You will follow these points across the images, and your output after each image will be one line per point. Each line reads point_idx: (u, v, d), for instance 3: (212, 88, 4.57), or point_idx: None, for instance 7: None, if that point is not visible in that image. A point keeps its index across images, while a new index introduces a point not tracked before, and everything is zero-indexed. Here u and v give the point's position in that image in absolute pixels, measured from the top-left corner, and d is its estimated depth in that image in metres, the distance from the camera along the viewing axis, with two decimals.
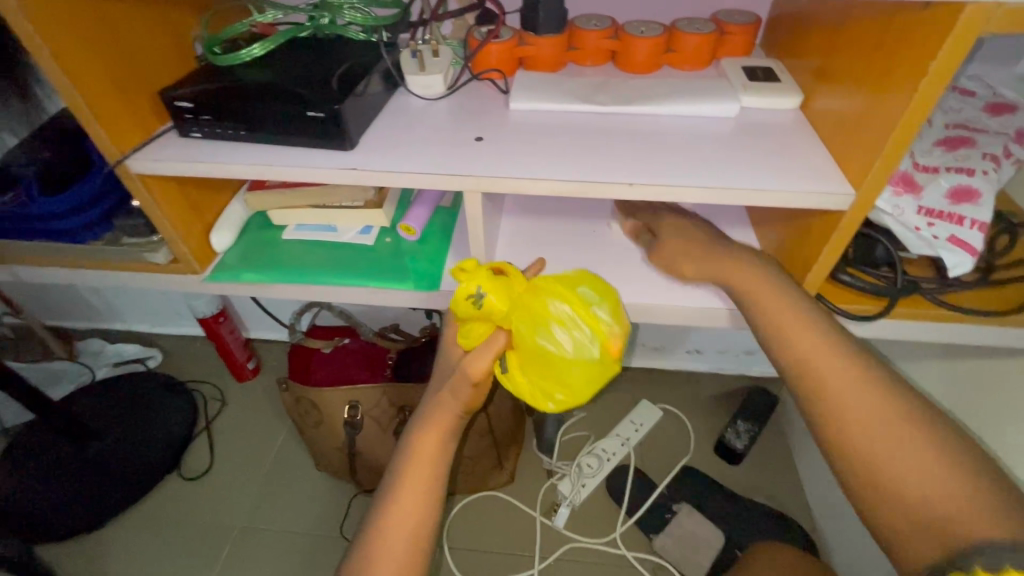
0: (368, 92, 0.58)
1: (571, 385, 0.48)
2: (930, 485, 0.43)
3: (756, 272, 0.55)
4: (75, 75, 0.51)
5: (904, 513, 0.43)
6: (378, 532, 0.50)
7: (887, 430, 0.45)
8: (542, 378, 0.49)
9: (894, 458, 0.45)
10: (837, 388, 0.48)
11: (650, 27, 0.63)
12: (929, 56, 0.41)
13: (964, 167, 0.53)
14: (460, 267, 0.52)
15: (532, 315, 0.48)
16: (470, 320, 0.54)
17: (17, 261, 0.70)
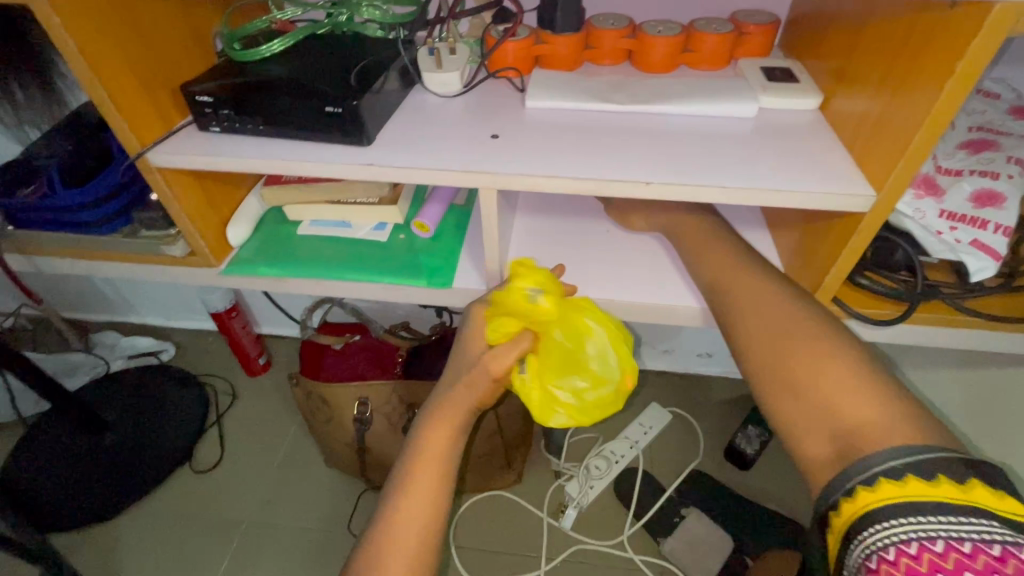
0: (385, 89, 0.58)
1: (587, 400, 0.56)
2: (842, 396, 0.41)
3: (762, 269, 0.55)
4: (100, 68, 0.52)
5: (813, 425, 0.41)
6: (388, 526, 0.50)
7: (805, 347, 0.44)
8: (562, 391, 0.56)
9: (808, 374, 0.43)
10: (760, 316, 0.48)
11: (667, 27, 0.63)
12: (956, 55, 0.41)
13: (988, 170, 0.52)
14: (520, 264, 0.57)
15: (575, 330, 0.56)
16: (501, 314, 0.55)
17: (38, 252, 0.71)
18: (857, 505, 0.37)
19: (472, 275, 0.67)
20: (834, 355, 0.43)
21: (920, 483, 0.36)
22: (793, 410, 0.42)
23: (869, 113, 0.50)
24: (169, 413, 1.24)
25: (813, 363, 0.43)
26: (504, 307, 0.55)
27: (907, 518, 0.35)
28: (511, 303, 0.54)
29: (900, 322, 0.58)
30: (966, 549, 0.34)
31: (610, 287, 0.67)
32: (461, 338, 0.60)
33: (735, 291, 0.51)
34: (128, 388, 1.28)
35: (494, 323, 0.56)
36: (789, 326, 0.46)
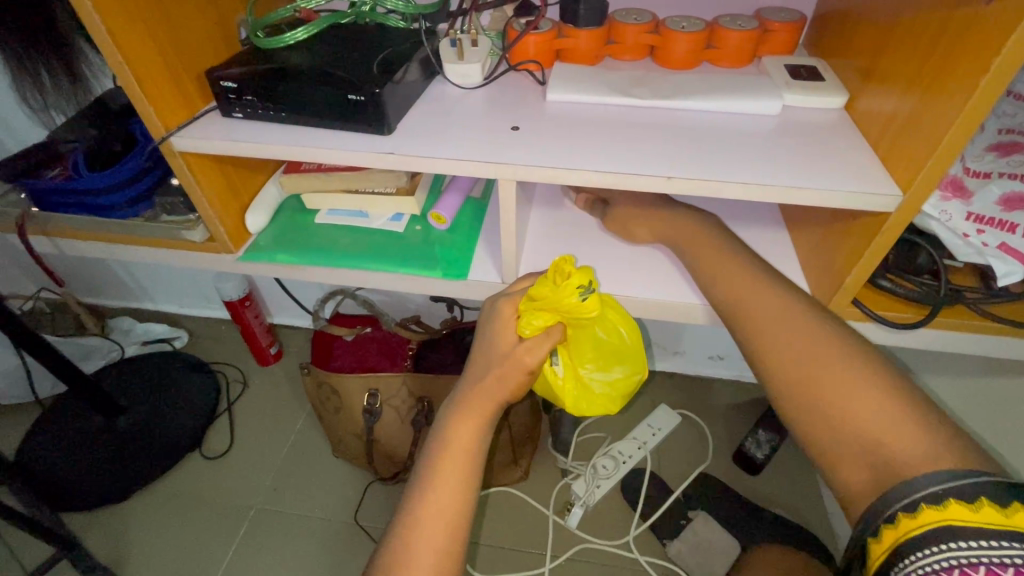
0: (407, 79, 0.58)
1: (596, 391, 0.65)
2: (874, 416, 0.41)
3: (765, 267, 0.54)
4: (128, 53, 0.52)
5: (841, 441, 0.42)
6: (413, 517, 0.50)
7: (822, 362, 0.44)
8: (577, 381, 0.64)
9: (836, 392, 0.43)
10: (774, 331, 0.48)
11: (691, 23, 0.62)
12: (992, 53, 0.40)
13: (1019, 173, 0.51)
14: (569, 259, 0.56)
15: (608, 328, 0.62)
16: (538, 307, 0.56)
17: (61, 234, 0.72)
18: (899, 532, 0.38)
19: (487, 267, 0.67)
20: (851, 368, 0.43)
21: (962, 508, 0.36)
22: (818, 428, 0.43)
23: (897, 112, 0.50)
24: (183, 399, 1.25)
25: (831, 378, 0.44)
26: (543, 305, 0.55)
27: (947, 544, 0.36)
28: (549, 299, 0.54)
29: (921, 325, 0.57)
30: (1010, 575, 0.34)
31: (625, 283, 0.67)
32: (483, 332, 0.60)
33: (746, 303, 0.51)
34: (142, 373, 1.30)
35: (529, 315, 0.56)
36: (805, 342, 0.46)
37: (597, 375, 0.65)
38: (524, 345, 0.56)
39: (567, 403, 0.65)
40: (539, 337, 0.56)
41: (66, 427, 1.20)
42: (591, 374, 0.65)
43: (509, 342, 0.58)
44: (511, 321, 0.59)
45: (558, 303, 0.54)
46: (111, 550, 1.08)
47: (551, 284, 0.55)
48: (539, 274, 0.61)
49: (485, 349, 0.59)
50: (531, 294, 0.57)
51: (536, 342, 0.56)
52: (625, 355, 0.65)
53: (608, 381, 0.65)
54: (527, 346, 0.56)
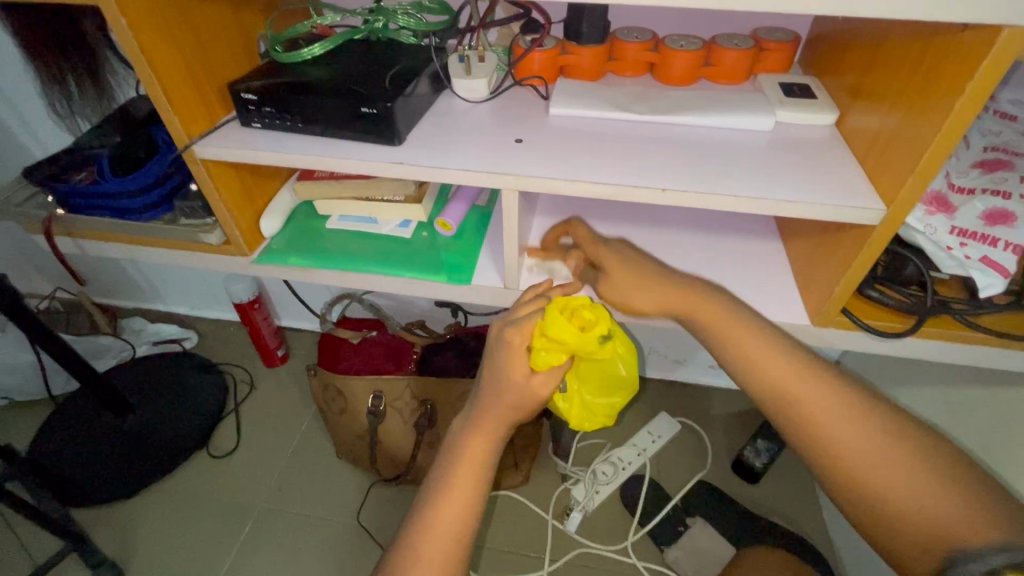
0: (417, 93, 0.61)
1: (596, 411, 0.68)
2: (911, 487, 0.48)
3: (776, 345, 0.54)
4: (156, 66, 0.56)
5: (893, 524, 0.49)
6: (424, 517, 0.53)
7: (880, 455, 0.50)
8: (581, 404, 0.67)
9: (880, 470, 0.49)
10: (833, 429, 0.51)
11: (690, 42, 0.65)
12: (967, 76, 0.42)
13: (1001, 190, 0.53)
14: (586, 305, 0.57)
15: (612, 361, 0.64)
16: (551, 342, 0.54)
17: (83, 235, 0.75)
18: None
19: (490, 273, 0.69)
20: (888, 448, 0.50)
21: None
22: (881, 511, 0.49)
23: (883, 131, 0.52)
24: (192, 399, 1.28)
25: (870, 453, 0.50)
26: (560, 343, 0.54)
27: None
28: (570, 339, 0.54)
29: (908, 335, 0.59)
30: None
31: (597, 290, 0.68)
32: (491, 361, 0.58)
33: (806, 407, 0.52)
34: (152, 373, 1.33)
35: (542, 350, 0.55)
36: (858, 436, 0.50)
37: (598, 398, 0.68)
38: (534, 378, 0.56)
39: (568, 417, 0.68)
40: (549, 370, 0.56)
41: (78, 424, 1.23)
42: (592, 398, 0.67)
43: (519, 372, 0.56)
44: (520, 349, 0.57)
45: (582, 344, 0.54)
46: (119, 545, 1.10)
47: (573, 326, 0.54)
48: (536, 301, 0.60)
49: (491, 379, 0.58)
50: (541, 325, 0.55)
51: (548, 376, 0.56)
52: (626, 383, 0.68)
53: (608, 403, 0.68)
54: (541, 379, 0.56)
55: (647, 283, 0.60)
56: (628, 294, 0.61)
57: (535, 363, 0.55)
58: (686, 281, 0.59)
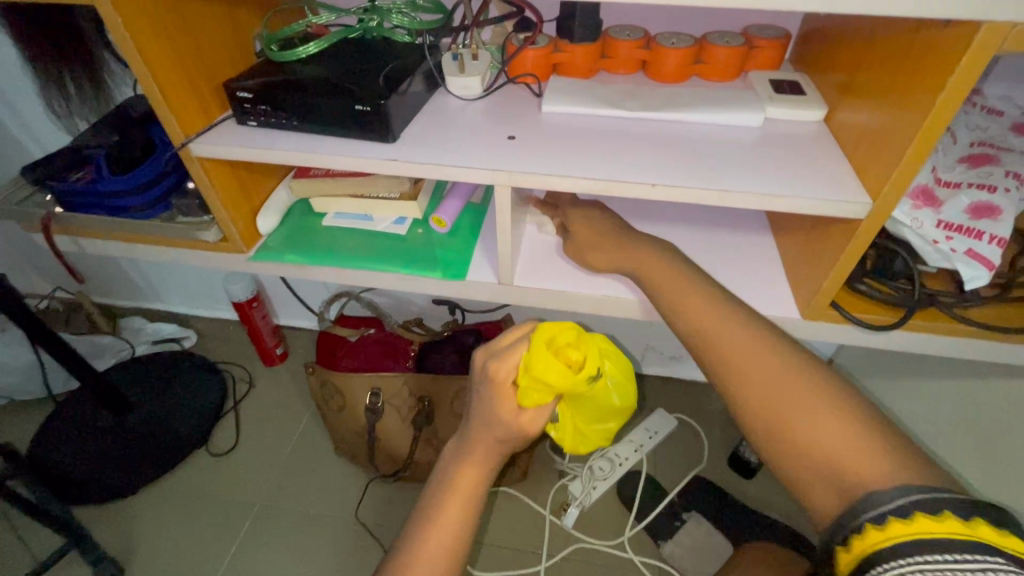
0: (410, 91, 0.62)
1: (591, 438, 0.69)
2: (824, 429, 0.43)
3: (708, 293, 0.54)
4: (153, 65, 0.56)
5: (801, 460, 0.44)
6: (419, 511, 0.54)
7: (796, 395, 0.45)
8: (578, 435, 0.68)
9: (796, 410, 0.45)
10: (749, 367, 0.48)
11: (681, 39, 0.66)
12: (949, 70, 0.43)
13: (986, 184, 0.54)
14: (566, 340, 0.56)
15: (608, 393, 0.65)
16: (537, 383, 0.53)
17: (81, 234, 0.76)
18: (866, 544, 0.39)
19: (485, 269, 0.70)
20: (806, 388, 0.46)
21: (928, 521, 0.37)
22: (792, 456, 0.44)
23: (869, 126, 0.53)
24: (191, 398, 1.29)
25: (788, 392, 0.46)
26: (548, 386, 0.53)
27: (915, 557, 0.37)
28: (556, 382, 0.53)
29: (896, 328, 0.59)
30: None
31: (569, 282, 0.69)
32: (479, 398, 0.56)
33: (727, 349, 0.50)
34: (151, 372, 1.33)
35: (528, 390, 0.54)
36: (776, 375, 0.47)
37: (593, 427, 0.68)
38: (524, 414, 0.56)
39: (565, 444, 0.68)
40: (538, 406, 0.56)
41: (78, 423, 1.24)
42: (589, 428, 0.68)
43: (509, 409, 0.55)
44: (507, 385, 0.55)
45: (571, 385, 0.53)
46: (119, 542, 1.11)
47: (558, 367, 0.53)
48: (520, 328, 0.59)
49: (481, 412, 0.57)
50: (525, 365, 0.54)
51: (537, 410, 0.56)
52: (619, 410, 0.69)
53: (602, 430, 0.69)
54: (529, 415, 0.56)
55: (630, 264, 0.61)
56: (612, 273, 0.63)
57: (522, 400, 0.55)
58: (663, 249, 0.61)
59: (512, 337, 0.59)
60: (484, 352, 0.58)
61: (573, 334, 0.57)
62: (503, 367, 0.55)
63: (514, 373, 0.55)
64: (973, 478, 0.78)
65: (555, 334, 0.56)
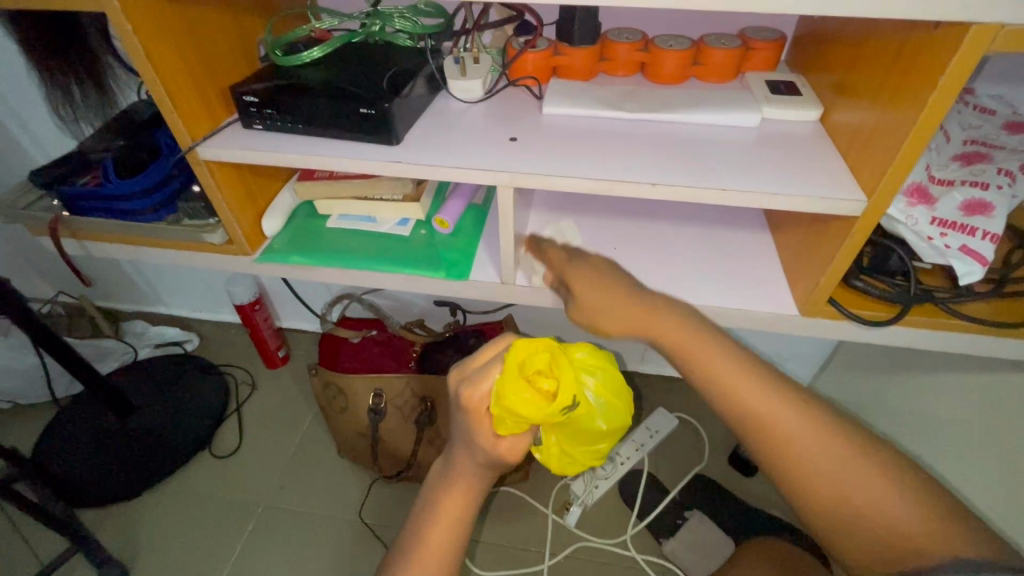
0: (413, 94, 0.63)
1: (581, 461, 0.62)
2: (871, 497, 0.47)
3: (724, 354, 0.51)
4: (160, 70, 0.57)
5: (856, 531, 0.47)
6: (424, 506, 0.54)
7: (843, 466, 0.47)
8: (563, 457, 0.61)
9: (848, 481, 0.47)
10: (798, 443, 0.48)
11: (679, 41, 0.67)
12: (940, 69, 0.44)
13: (979, 181, 0.55)
14: (540, 362, 0.51)
15: (586, 417, 0.57)
16: (506, 413, 0.49)
17: (87, 237, 0.77)
18: None
19: (487, 268, 0.71)
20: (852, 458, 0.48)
21: None
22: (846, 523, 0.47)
23: (864, 125, 0.54)
24: (195, 400, 1.30)
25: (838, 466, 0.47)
26: (522, 417, 0.48)
27: None
28: (524, 411, 0.48)
29: (892, 323, 0.60)
30: None
31: None
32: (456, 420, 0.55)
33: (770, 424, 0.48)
34: (154, 375, 1.34)
35: (500, 418, 0.50)
36: (822, 448, 0.48)
37: (582, 451, 0.60)
38: (502, 442, 0.53)
39: (550, 466, 0.61)
40: (515, 435, 0.52)
41: (81, 426, 1.25)
42: (576, 450, 0.60)
43: (486, 435, 0.53)
44: (482, 412, 0.53)
45: (547, 414, 0.48)
46: (123, 544, 1.12)
47: (526, 395, 0.48)
48: (501, 354, 0.56)
49: (463, 435, 0.55)
50: (496, 393, 0.50)
51: (516, 437, 0.53)
52: (609, 432, 0.60)
53: (592, 453, 0.61)
54: (508, 444, 0.53)
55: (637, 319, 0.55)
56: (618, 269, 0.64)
57: (497, 427, 0.51)
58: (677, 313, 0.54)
59: (486, 359, 0.56)
60: (456, 376, 0.57)
61: (548, 359, 0.51)
62: (477, 393, 0.52)
63: (488, 398, 0.52)
64: (970, 472, 0.79)
65: (528, 357, 0.51)
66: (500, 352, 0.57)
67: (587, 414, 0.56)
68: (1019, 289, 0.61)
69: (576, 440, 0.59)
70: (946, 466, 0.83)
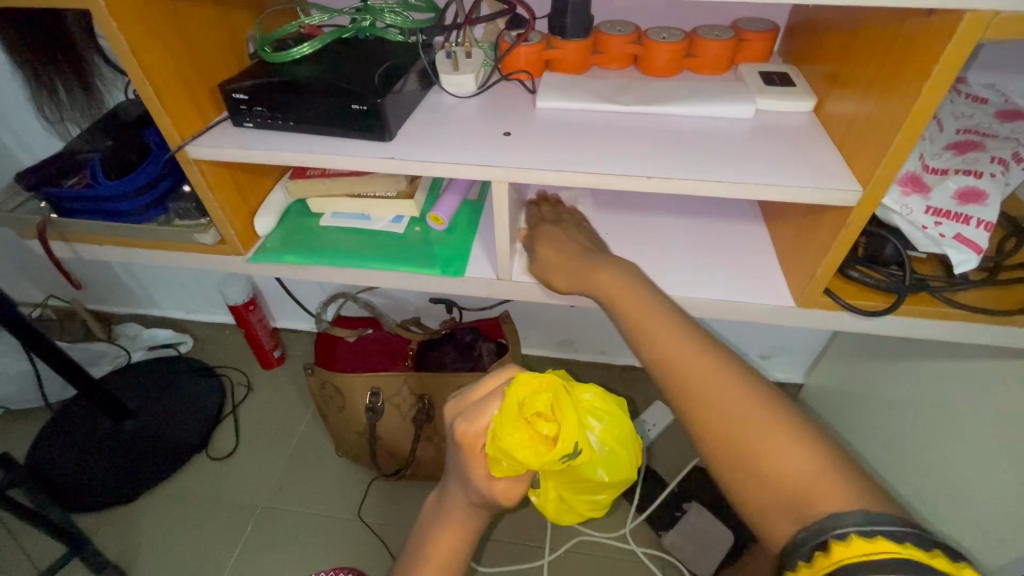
0: (405, 90, 0.62)
1: (574, 509, 0.62)
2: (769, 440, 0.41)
3: (641, 296, 0.53)
4: (148, 69, 0.56)
5: (759, 489, 0.40)
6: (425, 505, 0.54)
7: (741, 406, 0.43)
8: (557, 503, 0.61)
9: (746, 421, 0.42)
10: (700, 376, 0.45)
11: (671, 34, 0.66)
12: (934, 57, 0.44)
13: (973, 170, 0.55)
14: (542, 405, 0.49)
15: (587, 468, 0.57)
16: (505, 457, 0.48)
17: (76, 239, 0.76)
18: (830, 559, 0.36)
19: (483, 264, 0.71)
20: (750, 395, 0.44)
21: (888, 543, 0.35)
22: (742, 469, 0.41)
23: (858, 114, 0.54)
24: (190, 402, 1.29)
25: (735, 402, 0.43)
26: (518, 461, 0.48)
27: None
28: (522, 456, 0.47)
29: (887, 313, 0.61)
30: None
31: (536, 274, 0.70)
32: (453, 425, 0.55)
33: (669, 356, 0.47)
34: (149, 378, 1.33)
35: (496, 459, 0.49)
36: (724, 384, 0.45)
37: (577, 499, 0.61)
38: (497, 482, 0.53)
39: (548, 511, 0.62)
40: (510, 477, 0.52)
41: (75, 430, 1.23)
42: (571, 498, 0.61)
43: (481, 474, 0.53)
44: (478, 448, 0.52)
45: (545, 459, 0.47)
46: (121, 548, 1.11)
47: (528, 443, 0.48)
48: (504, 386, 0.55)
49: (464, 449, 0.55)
50: (494, 432, 0.49)
51: (512, 480, 0.53)
52: (608, 484, 0.61)
53: (587, 502, 0.62)
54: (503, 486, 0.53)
55: (580, 273, 0.59)
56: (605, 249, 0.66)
57: (493, 469, 0.50)
58: (619, 266, 0.58)
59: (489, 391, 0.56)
60: (455, 407, 0.57)
61: (551, 404, 0.50)
62: (473, 428, 0.52)
63: (484, 434, 0.52)
64: (966, 459, 0.79)
65: (529, 396, 0.49)
66: (502, 384, 0.56)
67: (588, 463, 0.57)
68: (1013, 278, 0.61)
69: (576, 486, 0.60)
70: (943, 453, 0.84)
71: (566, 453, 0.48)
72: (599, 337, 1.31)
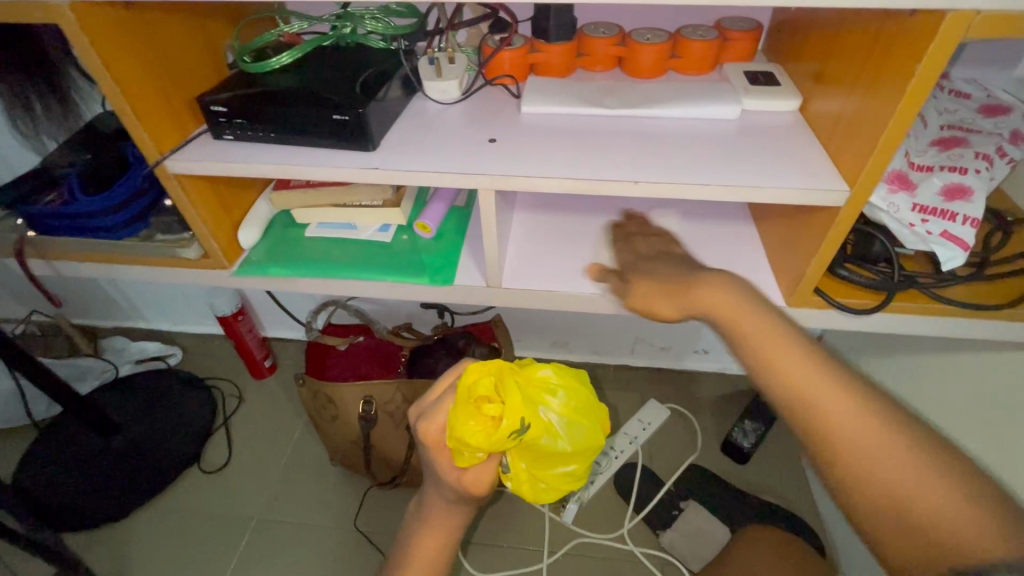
0: (388, 98, 0.61)
1: (549, 485, 0.55)
2: (919, 488, 0.39)
3: (762, 319, 0.46)
4: (123, 82, 0.55)
5: (906, 541, 0.39)
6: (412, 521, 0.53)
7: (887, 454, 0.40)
8: (527, 480, 0.55)
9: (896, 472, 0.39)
10: (839, 418, 0.41)
11: (655, 35, 0.66)
12: (916, 58, 0.44)
13: (957, 166, 0.55)
14: (486, 385, 0.49)
15: (543, 436, 0.52)
16: (462, 446, 0.48)
17: (55, 257, 0.74)
18: None
19: (472, 271, 0.70)
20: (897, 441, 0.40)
21: None
22: (886, 519, 0.39)
23: (843, 112, 0.54)
24: (180, 416, 1.27)
25: (882, 450, 0.40)
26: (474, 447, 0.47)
27: None
28: (475, 439, 0.47)
29: (877, 311, 0.61)
30: None
31: (526, 280, 0.69)
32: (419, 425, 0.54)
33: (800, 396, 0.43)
34: (138, 392, 1.31)
35: (456, 449, 0.49)
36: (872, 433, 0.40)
37: (547, 473, 0.54)
38: (466, 474, 0.52)
39: (523, 496, 0.55)
40: (477, 465, 0.51)
41: (63, 448, 1.21)
42: (541, 473, 0.54)
43: (449, 469, 0.52)
44: (441, 445, 0.52)
45: (495, 439, 0.47)
46: (113, 567, 1.09)
47: (476, 418, 0.47)
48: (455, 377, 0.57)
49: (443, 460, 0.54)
50: (450, 425, 0.49)
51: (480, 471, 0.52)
52: (575, 452, 0.54)
53: (559, 475, 0.55)
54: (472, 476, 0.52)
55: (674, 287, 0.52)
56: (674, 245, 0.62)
57: (456, 460, 0.50)
58: (720, 276, 0.50)
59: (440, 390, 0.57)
60: (415, 412, 0.57)
61: (494, 383, 0.50)
62: (435, 426, 0.52)
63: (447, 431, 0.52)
64: None
65: (474, 383, 0.50)
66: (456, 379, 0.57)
67: (547, 436, 0.52)
68: (1001, 272, 0.62)
69: (540, 460, 0.54)
70: None
71: (516, 429, 0.47)
72: (592, 337, 1.31)
